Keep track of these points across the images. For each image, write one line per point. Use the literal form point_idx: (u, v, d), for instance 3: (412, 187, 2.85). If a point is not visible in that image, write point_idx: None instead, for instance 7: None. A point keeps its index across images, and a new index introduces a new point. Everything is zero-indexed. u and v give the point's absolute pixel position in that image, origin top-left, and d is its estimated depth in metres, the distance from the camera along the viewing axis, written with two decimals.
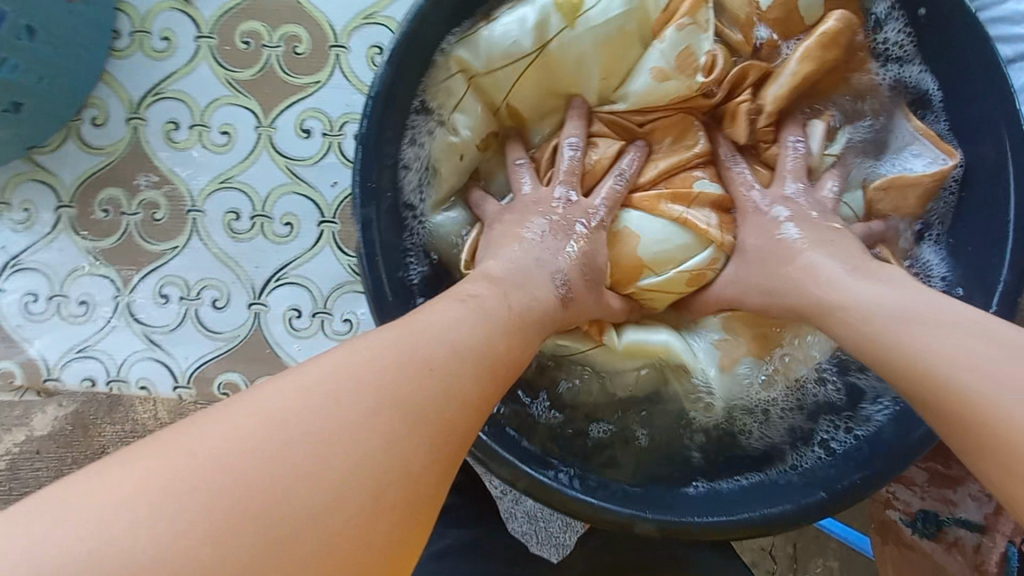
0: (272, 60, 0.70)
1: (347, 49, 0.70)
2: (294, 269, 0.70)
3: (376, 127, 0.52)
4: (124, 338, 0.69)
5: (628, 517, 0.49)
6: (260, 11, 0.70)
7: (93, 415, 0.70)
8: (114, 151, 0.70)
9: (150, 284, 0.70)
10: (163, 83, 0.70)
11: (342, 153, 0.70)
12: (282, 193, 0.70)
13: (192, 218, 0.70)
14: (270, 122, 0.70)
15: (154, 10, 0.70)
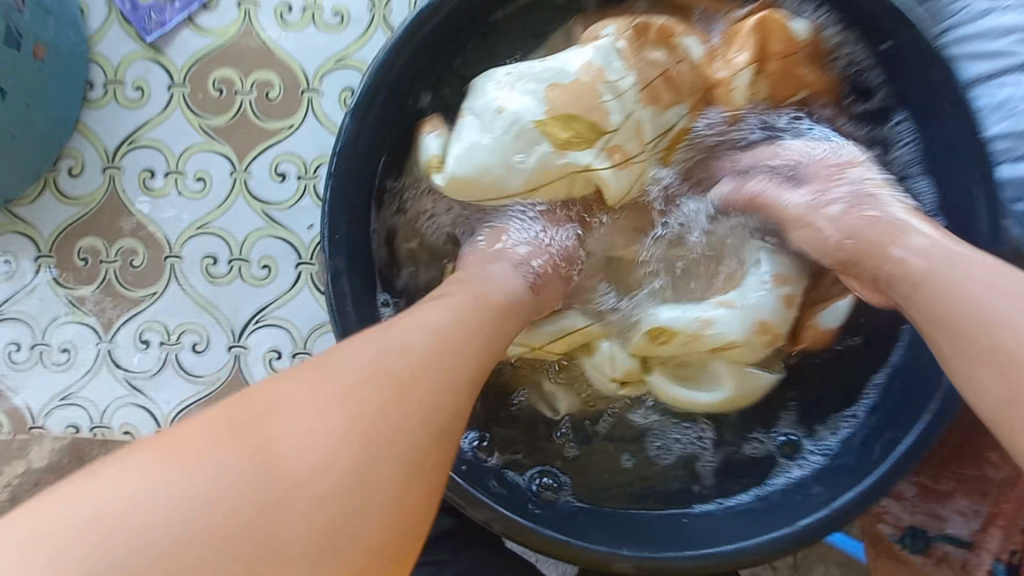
0: (245, 106, 0.72)
1: (319, 93, 0.72)
2: (273, 311, 0.70)
3: (339, 191, 0.53)
4: (107, 385, 0.70)
5: (605, 557, 0.50)
6: (231, 59, 0.72)
7: (103, 410, 0.70)
8: (91, 201, 0.71)
9: (131, 331, 0.70)
10: (138, 132, 0.71)
11: (316, 196, 0.71)
12: (259, 237, 0.71)
13: (170, 264, 0.71)
14: (244, 166, 0.71)
15: (127, 60, 0.72)
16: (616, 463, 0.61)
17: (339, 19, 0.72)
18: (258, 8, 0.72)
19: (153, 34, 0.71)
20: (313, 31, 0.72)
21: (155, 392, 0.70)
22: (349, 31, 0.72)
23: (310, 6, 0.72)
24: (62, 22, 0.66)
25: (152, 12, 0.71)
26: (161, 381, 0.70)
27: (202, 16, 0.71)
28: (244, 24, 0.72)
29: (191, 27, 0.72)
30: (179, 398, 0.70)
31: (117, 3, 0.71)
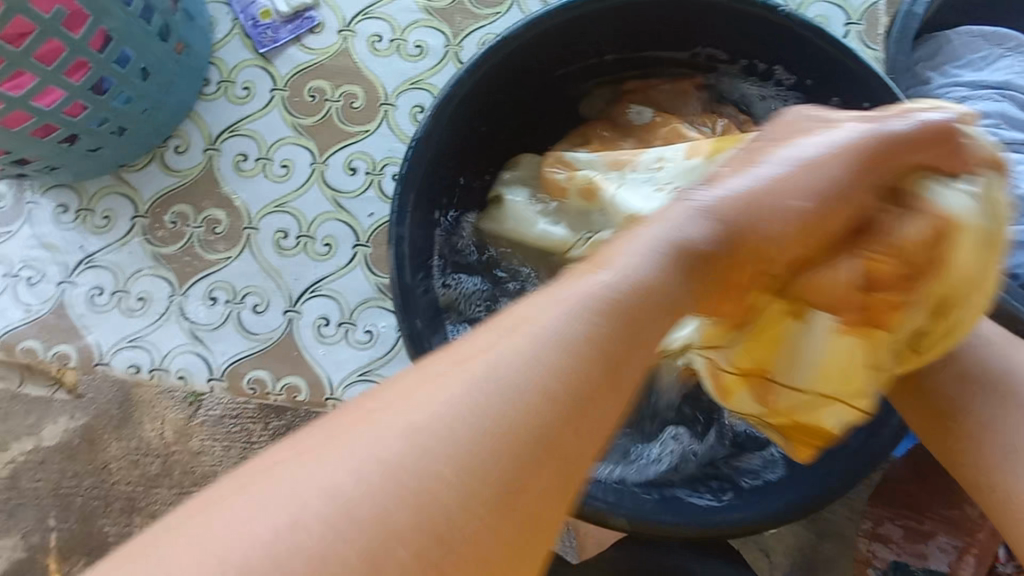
0: (332, 111, 0.85)
1: (395, 107, 0.85)
2: (328, 283, 0.79)
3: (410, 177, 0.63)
4: (172, 333, 0.78)
5: (606, 511, 0.55)
6: (326, 73, 0.86)
7: (162, 357, 0.78)
8: (188, 175, 0.83)
9: (201, 287, 0.80)
10: (239, 122, 0.84)
11: (381, 190, 0.82)
12: (326, 219, 0.81)
13: (246, 234, 0.81)
14: (324, 159, 0.83)
15: (241, 65, 0.86)
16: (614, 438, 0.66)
17: (420, 51, 0.86)
18: (355, 35, 0.86)
19: (266, 47, 0.86)
20: (397, 58, 0.86)
21: (212, 344, 0.78)
22: (427, 61, 0.86)
23: (397, 38, 0.86)
24: (199, 30, 0.81)
25: (269, 30, 0.86)
26: (220, 335, 0.78)
27: (308, 38, 0.86)
28: (341, 47, 0.86)
29: (298, 45, 0.86)
30: (232, 351, 0.78)
31: (241, 21, 0.86)
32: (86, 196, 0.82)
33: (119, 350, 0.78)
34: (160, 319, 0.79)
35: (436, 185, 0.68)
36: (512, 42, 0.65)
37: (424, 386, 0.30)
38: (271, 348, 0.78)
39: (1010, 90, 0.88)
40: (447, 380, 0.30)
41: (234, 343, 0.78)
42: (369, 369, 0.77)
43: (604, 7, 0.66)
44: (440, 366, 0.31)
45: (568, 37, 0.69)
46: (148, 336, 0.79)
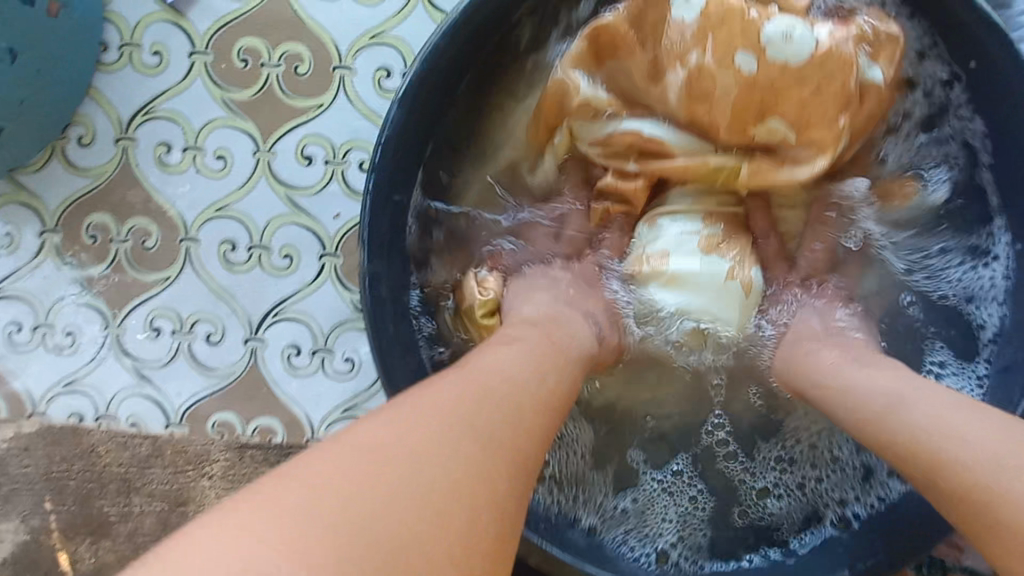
0: (272, 80, 0.66)
1: (352, 71, 0.66)
2: (293, 304, 0.66)
3: (379, 195, 0.48)
4: (113, 372, 0.66)
5: None
6: (259, 27, 0.66)
7: (108, 402, 0.66)
8: (101, 174, 0.66)
9: (140, 316, 0.66)
10: (154, 101, 0.66)
11: (345, 182, 0.66)
12: (281, 223, 0.66)
13: (185, 247, 0.66)
14: (269, 147, 0.66)
15: (145, 22, 0.65)
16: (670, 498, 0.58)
17: None
18: None
19: None
20: (349, 3, 0.66)
21: (165, 385, 0.66)
22: (388, 5, 0.66)
23: None
24: None
25: None
26: (173, 374, 0.66)
27: None
28: None
29: None
30: (191, 391, 0.66)
31: None
32: None
33: (53, 397, 0.66)
34: (96, 357, 0.66)
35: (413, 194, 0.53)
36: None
37: (428, 395, 0.38)
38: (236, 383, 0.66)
39: None
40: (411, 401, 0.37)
41: (191, 381, 0.66)
42: (353, 404, 0.66)
43: None
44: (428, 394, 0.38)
45: None
46: (87, 379, 0.66)
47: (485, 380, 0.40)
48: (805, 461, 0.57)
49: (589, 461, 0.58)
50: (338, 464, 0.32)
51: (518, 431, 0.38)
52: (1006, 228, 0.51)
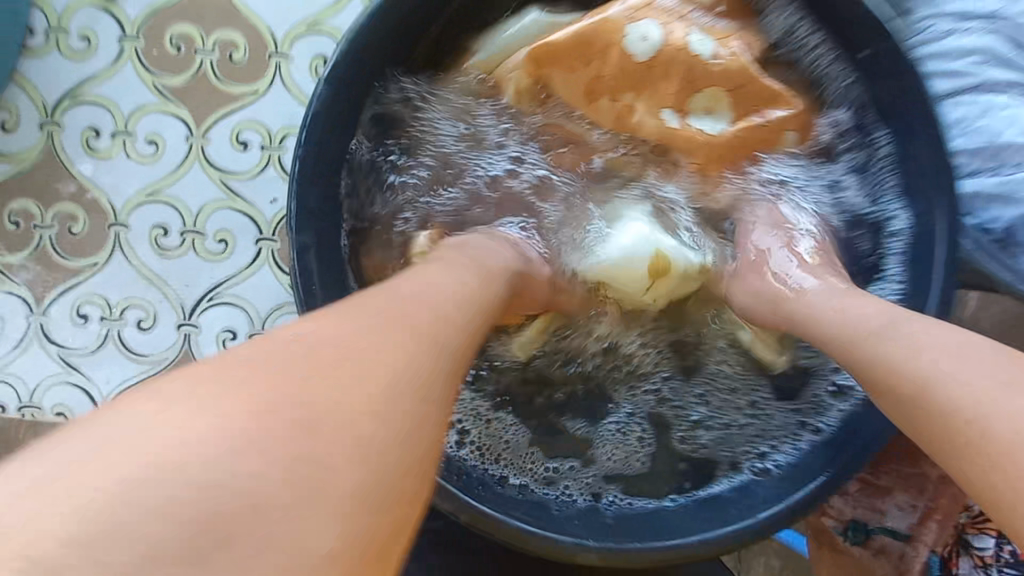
0: (206, 67, 0.66)
1: (288, 59, 0.67)
2: (229, 289, 0.66)
3: (307, 168, 0.49)
4: (38, 361, 0.64)
5: (572, 551, 0.48)
6: (192, 14, 0.66)
7: (31, 393, 0.64)
8: (25, 160, 0.65)
9: (67, 303, 0.65)
10: (83, 86, 0.65)
11: (282, 168, 0.67)
12: (216, 208, 0.66)
13: (114, 232, 0.65)
14: (202, 133, 0.66)
15: (74, 7, 0.65)
16: (602, 452, 0.58)
17: None
18: None
19: None
20: None
21: (93, 373, 0.65)
22: None
23: None
24: None
25: None
26: (102, 361, 0.65)
27: None
28: None
29: None
30: (120, 381, 0.65)
31: None
32: None
33: None
34: (18, 347, 0.64)
35: (347, 176, 0.54)
36: None
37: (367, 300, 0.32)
38: (169, 372, 0.65)
39: None
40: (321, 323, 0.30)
41: (120, 370, 0.65)
42: None
43: None
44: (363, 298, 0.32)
45: None
46: (8, 370, 0.64)
47: (407, 302, 0.32)
48: (726, 406, 0.58)
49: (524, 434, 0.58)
50: (238, 369, 0.25)
51: (452, 345, 0.32)
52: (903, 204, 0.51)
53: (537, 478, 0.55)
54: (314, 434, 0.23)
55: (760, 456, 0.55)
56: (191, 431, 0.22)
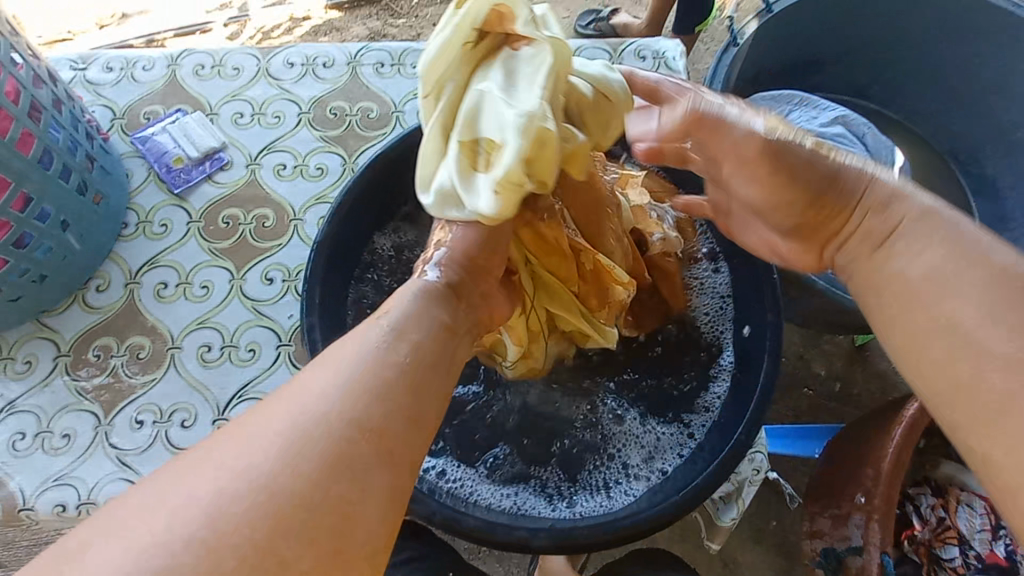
0: (245, 233, 0.94)
1: (303, 221, 0.96)
2: (254, 386, 0.84)
3: (313, 276, 0.73)
4: (99, 463, 0.80)
5: (525, 536, 0.62)
6: (238, 201, 0.96)
7: (86, 492, 0.78)
8: (110, 310, 0.88)
9: (128, 413, 0.82)
10: (159, 255, 0.92)
11: (297, 293, 0.91)
12: (248, 327, 0.88)
13: (171, 353, 0.86)
14: (241, 275, 0.91)
15: (158, 205, 0.95)
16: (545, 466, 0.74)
17: (321, 171, 0.99)
18: (262, 167, 0.99)
19: (180, 187, 0.96)
20: (301, 180, 0.98)
21: (141, 468, 0.80)
22: (327, 178, 0.99)
23: (300, 164, 0.99)
24: (115, 180, 0.91)
25: (182, 172, 0.97)
26: (149, 458, 0.80)
27: (219, 174, 0.98)
28: (249, 178, 0.98)
29: (210, 181, 0.97)
30: None
31: (155, 168, 0.97)
32: (7, 345, 0.85)
33: (41, 495, 0.78)
34: (82, 453, 0.80)
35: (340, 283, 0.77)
36: (387, 156, 0.79)
37: (350, 345, 0.43)
38: None
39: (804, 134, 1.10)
40: (326, 363, 0.41)
41: (163, 464, 0.80)
42: None
43: None
44: (347, 344, 0.43)
45: None
46: (71, 475, 0.79)
47: (378, 354, 0.42)
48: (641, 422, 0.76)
49: (490, 459, 0.74)
50: (251, 450, 0.36)
51: (419, 376, 0.42)
52: (719, 313, 0.80)
53: (499, 493, 0.71)
54: (315, 491, 0.35)
55: (669, 456, 0.73)
56: (223, 500, 0.34)
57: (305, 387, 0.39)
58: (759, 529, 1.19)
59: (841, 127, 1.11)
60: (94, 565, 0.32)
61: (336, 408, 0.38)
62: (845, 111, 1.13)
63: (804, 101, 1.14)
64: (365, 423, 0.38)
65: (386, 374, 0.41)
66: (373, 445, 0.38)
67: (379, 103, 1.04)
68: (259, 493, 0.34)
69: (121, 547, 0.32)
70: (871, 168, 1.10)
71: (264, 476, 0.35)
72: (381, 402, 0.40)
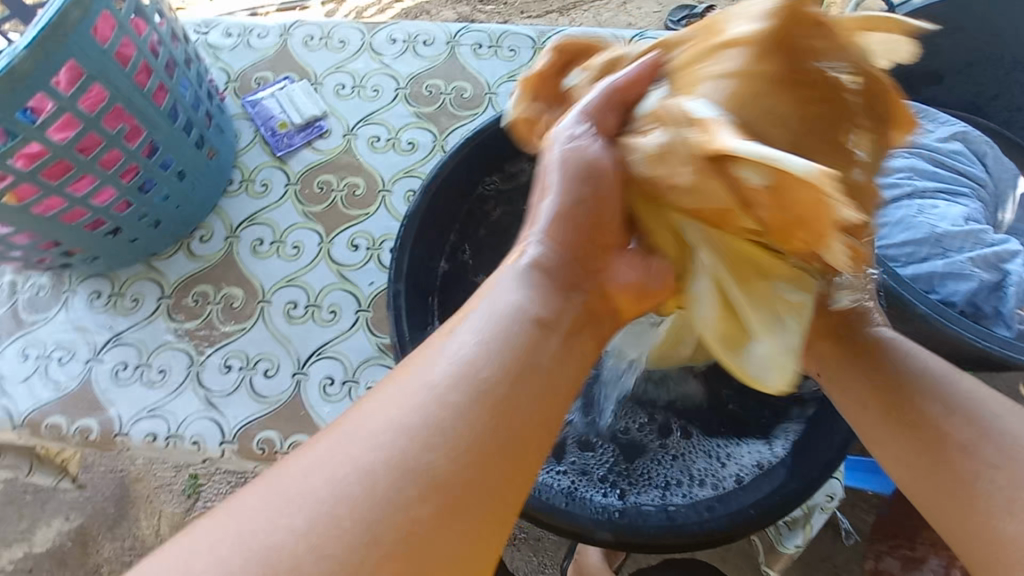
0: (336, 200, 0.98)
1: (391, 193, 0.98)
2: (333, 346, 0.88)
3: (403, 245, 0.75)
4: (188, 401, 0.85)
5: (590, 526, 0.61)
6: (332, 168, 1.00)
7: (175, 425, 0.84)
8: (209, 260, 0.94)
9: (218, 357, 0.87)
10: (257, 213, 0.97)
11: (379, 262, 0.93)
12: (332, 289, 0.91)
13: (260, 306, 0.90)
14: (330, 239, 0.95)
15: (260, 165, 1.00)
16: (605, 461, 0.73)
17: (412, 146, 1.01)
18: (357, 137, 1.02)
19: (282, 150, 1.01)
20: (393, 153, 1.01)
21: (225, 410, 0.84)
22: (418, 153, 1.01)
23: (393, 137, 1.02)
24: (226, 138, 0.96)
25: (285, 137, 1.02)
26: (233, 401, 0.85)
27: (318, 141, 1.02)
28: (345, 147, 1.01)
29: (309, 148, 1.01)
30: (243, 416, 0.84)
31: (261, 131, 1.02)
32: (118, 282, 0.93)
33: (136, 423, 0.84)
34: (175, 389, 0.86)
35: (426, 255, 0.79)
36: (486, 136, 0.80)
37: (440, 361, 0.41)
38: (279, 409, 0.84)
39: (916, 147, 1.02)
40: (424, 371, 0.41)
41: (245, 409, 0.84)
42: None
43: None
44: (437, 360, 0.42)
45: None
46: (163, 408, 0.85)
47: (468, 377, 0.40)
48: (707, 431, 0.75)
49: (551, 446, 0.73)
50: (344, 460, 0.36)
51: (509, 407, 0.40)
52: None
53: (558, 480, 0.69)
54: (402, 512, 0.35)
55: (739, 465, 0.70)
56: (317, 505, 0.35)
57: (397, 402, 0.39)
58: (814, 562, 1.13)
59: (960, 143, 1.02)
60: (233, 515, 0.35)
61: (426, 428, 0.38)
62: (967, 126, 1.04)
63: (920, 113, 1.05)
64: (454, 451, 0.37)
65: (477, 403, 0.39)
66: (461, 476, 0.37)
67: (472, 84, 1.05)
68: (347, 507, 0.35)
69: (243, 518, 0.35)
70: (989, 191, 1.01)
71: (353, 490, 0.35)
72: (470, 429, 0.38)
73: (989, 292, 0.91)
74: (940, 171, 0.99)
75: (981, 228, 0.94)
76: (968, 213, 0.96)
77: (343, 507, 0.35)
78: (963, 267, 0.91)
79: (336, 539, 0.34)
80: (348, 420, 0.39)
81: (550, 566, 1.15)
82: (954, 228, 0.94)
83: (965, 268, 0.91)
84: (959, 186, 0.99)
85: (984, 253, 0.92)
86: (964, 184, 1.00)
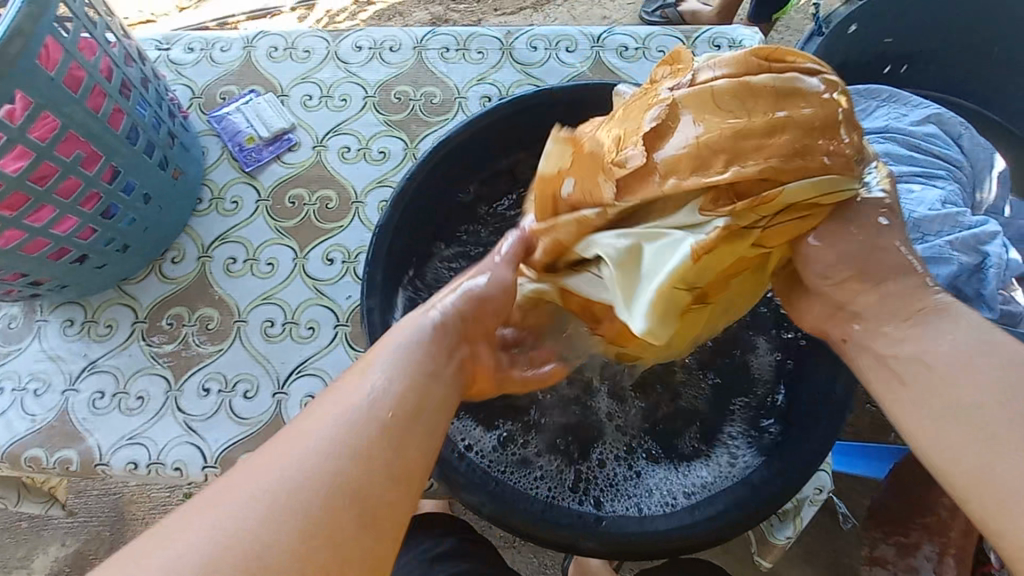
0: (309, 214, 0.96)
1: (365, 204, 0.97)
2: (313, 363, 0.87)
3: (375, 260, 0.74)
4: (168, 426, 0.84)
5: (575, 536, 0.60)
6: (303, 182, 0.98)
7: (156, 452, 0.83)
8: (183, 281, 0.92)
9: (196, 380, 0.86)
10: (229, 231, 0.96)
11: (355, 275, 0.92)
12: (309, 305, 0.90)
13: (237, 326, 0.89)
14: (304, 254, 0.93)
15: (230, 183, 0.98)
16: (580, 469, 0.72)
17: (384, 155, 1.00)
18: (327, 149, 1.00)
19: (251, 166, 0.99)
20: (364, 163, 1.00)
21: (205, 434, 0.83)
22: (389, 162, 0.99)
23: (363, 147, 1.00)
24: (192, 157, 0.94)
25: (253, 152, 1.00)
26: (213, 424, 0.84)
27: (288, 155, 1.00)
28: (315, 159, 1.00)
29: (279, 162, 1.00)
30: (224, 439, 0.83)
31: (229, 147, 1.00)
32: (91, 309, 0.91)
33: (116, 453, 0.83)
34: (153, 415, 0.85)
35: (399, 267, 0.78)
36: (452, 142, 0.78)
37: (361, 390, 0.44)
38: (260, 430, 0.83)
39: (890, 132, 1.01)
40: (346, 397, 0.44)
41: (225, 431, 0.83)
42: None
43: (524, 103, 0.80)
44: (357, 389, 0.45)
45: (509, 133, 0.82)
46: (142, 435, 0.84)
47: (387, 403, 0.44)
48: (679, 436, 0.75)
49: (531, 456, 0.73)
50: (267, 485, 0.37)
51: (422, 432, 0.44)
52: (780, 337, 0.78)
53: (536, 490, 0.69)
54: (322, 531, 0.36)
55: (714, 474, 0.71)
56: (241, 525, 0.35)
57: (320, 426, 0.41)
58: (809, 549, 1.13)
59: (934, 125, 1.02)
60: (171, 539, 0.35)
61: (349, 449, 0.40)
62: (940, 108, 1.04)
63: (893, 96, 1.05)
64: (373, 471, 0.40)
65: (390, 427, 0.43)
66: (378, 494, 0.39)
67: (442, 88, 1.04)
68: (268, 530, 0.35)
69: (180, 547, 0.34)
70: (966, 171, 1.01)
71: (274, 511, 0.36)
72: (387, 450, 0.41)
73: (967, 274, 0.91)
74: (916, 155, 0.99)
75: (958, 210, 0.93)
76: (945, 195, 0.96)
77: (263, 528, 0.36)
78: (941, 250, 0.90)
79: (264, 554, 0.35)
80: (272, 444, 0.41)
81: (549, 567, 1.15)
82: (931, 212, 0.93)
83: (943, 251, 0.90)
84: (934, 168, 0.99)
85: (962, 235, 0.91)
86: (939, 166, 0.99)
